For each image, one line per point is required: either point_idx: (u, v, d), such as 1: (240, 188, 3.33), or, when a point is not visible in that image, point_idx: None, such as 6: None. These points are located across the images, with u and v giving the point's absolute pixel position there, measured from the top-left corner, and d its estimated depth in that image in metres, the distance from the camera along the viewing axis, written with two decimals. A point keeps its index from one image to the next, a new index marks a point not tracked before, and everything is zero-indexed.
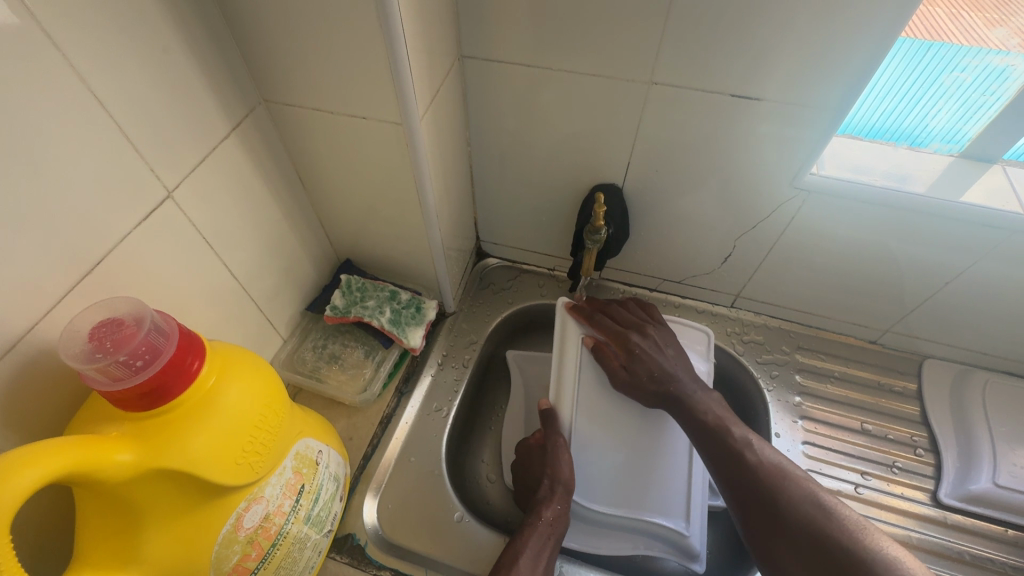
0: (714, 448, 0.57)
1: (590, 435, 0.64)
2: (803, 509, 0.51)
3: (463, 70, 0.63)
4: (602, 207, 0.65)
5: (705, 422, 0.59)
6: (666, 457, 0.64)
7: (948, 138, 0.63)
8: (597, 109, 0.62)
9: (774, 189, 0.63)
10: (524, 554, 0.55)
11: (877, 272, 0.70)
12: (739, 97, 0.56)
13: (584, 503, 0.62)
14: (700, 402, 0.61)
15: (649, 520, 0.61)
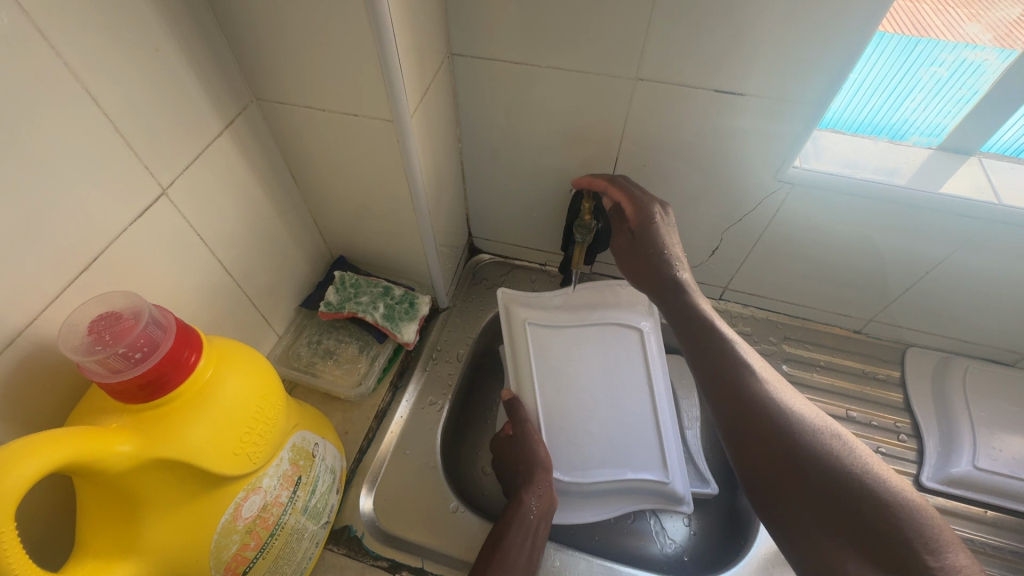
0: (708, 365, 0.52)
1: (557, 410, 0.69)
2: (808, 446, 0.45)
3: (454, 67, 0.64)
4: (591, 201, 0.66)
5: (697, 322, 0.54)
6: (631, 410, 0.69)
7: (928, 133, 0.65)
8: (585, 105, 0.63)
9: (759, 182, 0.65)
10: (510, 533, 0.57)
11: (860, 263, 0.72)
12: (723, 93, 0.57)
13: (564, 476, 0.66)
14: (692, 296, 0.56)
15: (635, 478, 0.66)
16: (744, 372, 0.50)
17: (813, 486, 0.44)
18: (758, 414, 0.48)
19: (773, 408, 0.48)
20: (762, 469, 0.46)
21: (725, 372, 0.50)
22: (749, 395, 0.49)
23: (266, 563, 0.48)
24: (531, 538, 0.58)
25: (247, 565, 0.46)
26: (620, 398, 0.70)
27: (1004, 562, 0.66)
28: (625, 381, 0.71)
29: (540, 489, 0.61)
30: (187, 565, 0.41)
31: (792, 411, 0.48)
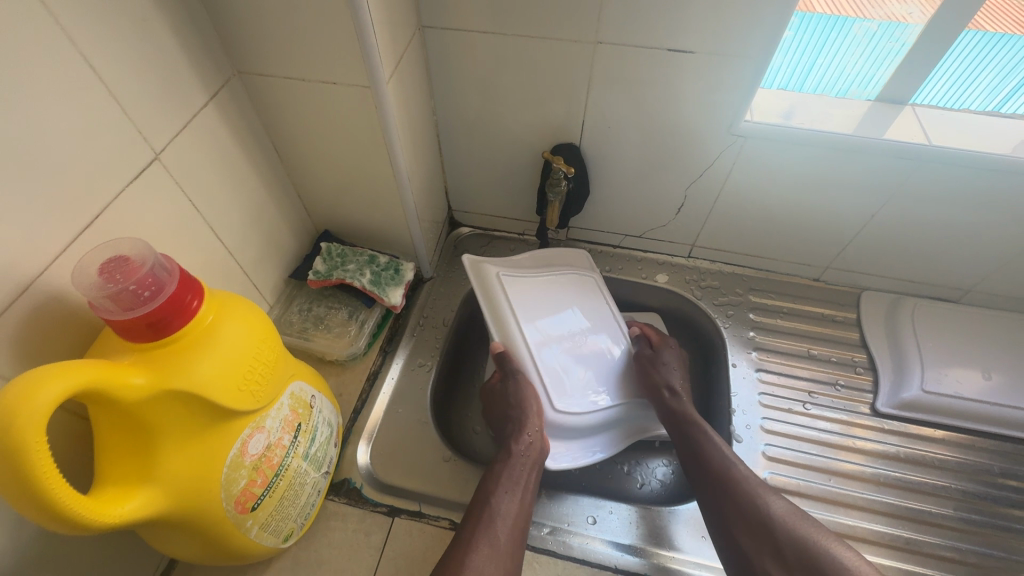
0: (694, 453, 0.64)
1: (551, 358, 0.70)
2: (784, 532, 0.56)
3: (425, 40, 0.67)
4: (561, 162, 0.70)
5: (683, 424, 0.67)
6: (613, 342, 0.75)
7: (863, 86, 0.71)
8: (551, 70, 0.67)
9: (716, 138, 0.70)
10: (496, 490, 0.60)
11: (814, 211, 0.77)
12: (676, 51, 0.62)
13: (570, 417, 0.69)
14: (681, 404, 0.69)
15: (619, 406, 0.72)
16: (720, 458, 0.62)
17: (788, 560, 0.54)
18: (728, 493, 0.60)
19: (753, 496, 0.59)
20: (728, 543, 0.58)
21: (703, 463, 0.63)
22: (720, 475, 0.61)
23: (273, 502, 0.52)
24: (523, 483, 0.62)
25: (256, 501, 0.50)
26: (602, 340, 0.74)
27: (955, 472, 0.72)
28: (591, 326, 0.75)
29: (532, 438, 0.65)
30: (201, 497, 0.44)
31: (768, 501, 0.58)
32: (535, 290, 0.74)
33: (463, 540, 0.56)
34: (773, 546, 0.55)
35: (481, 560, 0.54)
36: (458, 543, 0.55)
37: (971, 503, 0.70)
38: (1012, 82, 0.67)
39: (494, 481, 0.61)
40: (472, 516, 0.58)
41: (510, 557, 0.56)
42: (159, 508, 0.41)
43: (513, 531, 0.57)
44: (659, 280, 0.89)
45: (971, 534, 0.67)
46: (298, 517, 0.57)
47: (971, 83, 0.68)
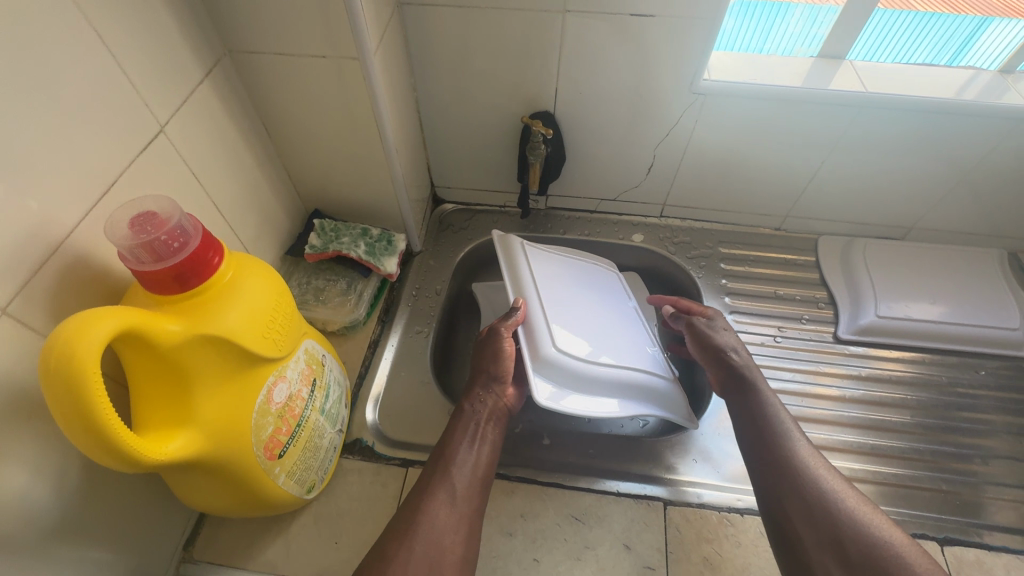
0: (750, 419, 0.63)
1: (563, 313, 0.68)
2: (837, 513, 0.53)
3: (403, 17, 0.70)
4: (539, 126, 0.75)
5: (743, 388, 0.65)
6: (629, 333, 0.73)
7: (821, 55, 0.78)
8: (525, 41, 0.71)
9: (679, 97, 0.76)
10: (455, 442, 0.60)
11: (771, 162, 0.84)
12: (638, 16, 0.67)
13: (579, 363, 0.64)
14: (748, 370, 0.66)
15: (632, 371, 0.67)
16: (787, 445, 0.59)
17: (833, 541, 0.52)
18: (790, 478, 0.57)
19: (809, 474, 0.57)
20: (778, 530, 0.55)
21: (767, 446, 0.60)
22: (783, 462, 0.58)
23: (297, 452, 0.55)
24: (482, 435, 0.62)
25: (283, 448, 0.53)
26: (616, 325, 0.73)
27: (911, 384, 0.80)
28: (616, 312, 0.75)
29: (488, 395, 0.65)
30: (235, 441, 0.47)
31: (826, 482, 0.56)
32: (557, 263, 0.76)
33: (422, 488, 0.56)
34: (832, 537, 0.52)
35: (438, 506, 0.55)
36: (419, 491, 0.56)
37: (925, 410, 0.78)
38: (948, 54, 0.78)
39: (454, 433, 0.61)
40: (432, 465, 0.59)
41: (468, 501, 0.56)
42: (199, 450, 0.44)
43: (470, 478, 0.58)
44: (635, 240, 0.95)
45: (927, 436, 0.75)
46: (319, 471, 0.61)
47: (919, 46, 0.77)
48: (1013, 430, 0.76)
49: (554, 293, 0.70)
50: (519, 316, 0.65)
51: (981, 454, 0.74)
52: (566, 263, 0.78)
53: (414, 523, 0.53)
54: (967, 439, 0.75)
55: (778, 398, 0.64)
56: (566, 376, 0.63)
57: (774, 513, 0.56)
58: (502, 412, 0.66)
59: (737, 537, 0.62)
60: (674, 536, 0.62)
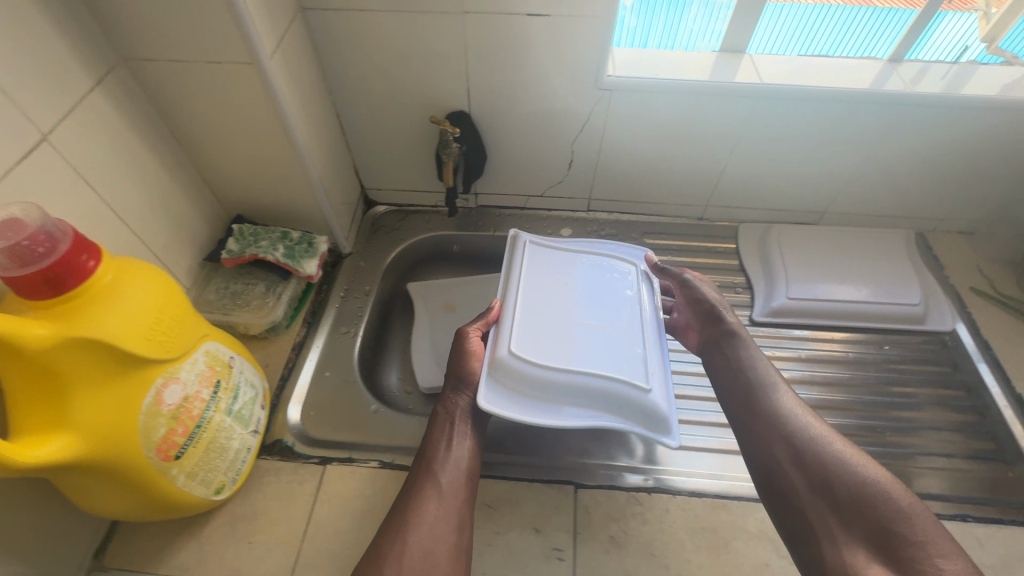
0: (736, 378, 0.66)
1: (535, 312, 0.65)
2: (826, 458, 0.56)
3: (308, 20, 0.71)
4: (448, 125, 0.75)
5: (729, 347, 0.68)
6: (623, 333, 0.65)
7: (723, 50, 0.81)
8: (429, 42, 0.73)
9: (586, 93, 0.78)
10: (438, 441, 0.61)
11: (683, 154, 0.87)
12: (535, 16, 0.69)
13: (536, 367, 0.60)
14: (737, 332, 0.69)
15: (607, 382, 0.60)
16: (773, 400, 0.62)
17: (825, 485, 0.55)
18: (775, 431, 0.60)
19: (795, 425, 0.59)
20: (769, 482, 0.58)
21: (752, 403, 0.63)
22: (771, 416, 0.61)
23: (198, 453, 0.56)
24: (460, 434, 0.62)
25: (179, 449, 0.53)
26: (606, 324, 0.65)
27: (824, 361, 0.83)
28: (617, 315, 0.67)
29: (461, 395, 0.64)
30: (119, 442, 0.47)
31: (813, 432, 0.58)
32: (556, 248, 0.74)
33: (409, 488, 0.58)
34: (822, 481, 0.55)
35: (427, 505, 0.56)
36: (407, 490, 0.58)
37: (837, 385, 0.80)
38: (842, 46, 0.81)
39: (434, 434, 0.62)
40: (418, 466, 0.60)
41: (455, 495, 0.57)
42: (77, 451, 0.45)
43: (452, 477, 0.59)
44: (564, 234, 0.97)
45: (838, 410, 0.78)
46: (229, 472, 0.61)
47: (817, 33, 0.80)
48: (923, 400, 0.78)
49: (534, 286, 0.68)
50: (489, 317, 0.65)
51: (890, 424, 0.76)
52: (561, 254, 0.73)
53: (406, 521, 0.55)
54: (878, 411, 0.78)
55: (764, 358, 0.67)
56: (511, 380, 0.60)
57: (762, 466, 0.59)
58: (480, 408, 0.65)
59: (645, 515, 0.64)
60: (582, 517, 0.63)
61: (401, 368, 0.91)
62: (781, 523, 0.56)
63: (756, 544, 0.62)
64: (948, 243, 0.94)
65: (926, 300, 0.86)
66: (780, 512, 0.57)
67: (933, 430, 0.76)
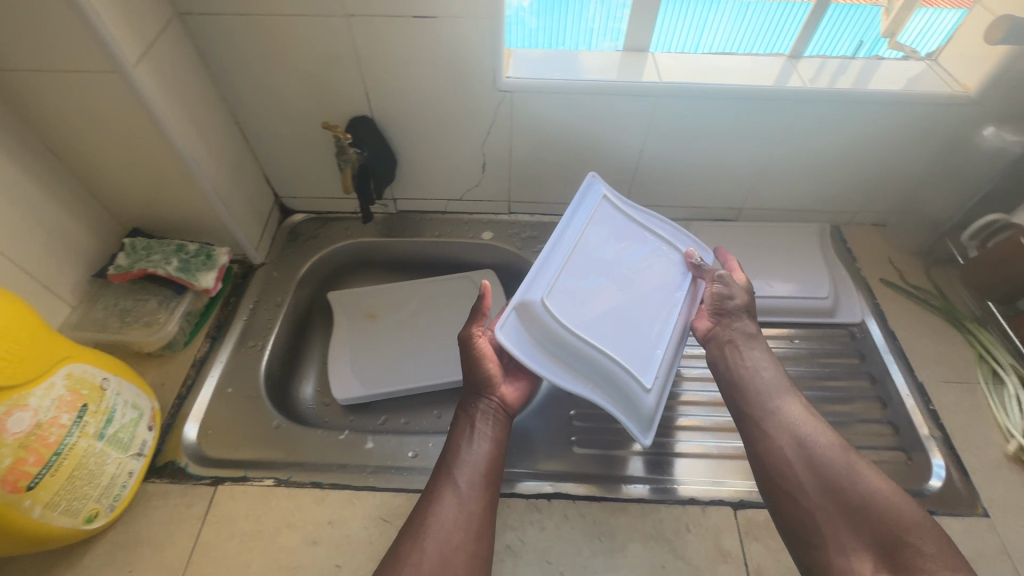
0: (743, 383, 0.68)
1: (573, 281, 0.70)
2: (833, 465, 0.59)
3: (187, 26, 0.69)
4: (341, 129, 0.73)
5: (738, 348, 0.71)
6: (647, 327, 0.71)
7: (671, 47, 0.82)
8: (318, 46, 0.71)
9: (487, 95, 0.77)
10: (459, 442, 0.63)
11: (594, 154, 0.87)
12: (420, 18, 0.68)
13: (559, 330, 0.67)
14: (748, 335, 0.72)
15: (609, 364, 0.67)
16: (780, 406, 0.64)
17: (832, 491, 0.57)
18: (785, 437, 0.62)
19: (804, 432, 0.62)
20: (774, 485, 0.61)
21: (761, 408, 0.65)
22: (778, 422, 0.63)
23: (59, 482, 0.53)
24: (480, 432, 0.64)
25: (33, 480, 0.50)
26: (633, 313, 0.71)
27: None
28: (648, 307, 0.72)
29: (480, 400, 0.68)
30: None
31: (820, 441, 0.61)
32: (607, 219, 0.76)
33: (431, 490, 0.59)
34: (828, 486, 0.58)
35: (445, 506, 0.57)
36: (428, 491, 0.59)
37: None
38: (745, 43, 0.82)
39: (456, 432, 0.64)
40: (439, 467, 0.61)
41: (476, 498, 0.58)
42: None
43: (471, 476, 0.59)
44: (484, 238, 0.97)
45: None
46: (104, 498, 0.59)
47: (764, 31, 0.80)
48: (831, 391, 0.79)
49: (592, 234, 0.74)
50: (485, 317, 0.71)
51: None
52: (619, 225, 0.77)
53: (426, 523, 0.56)
54: None
55: (775, 361, 0.70)
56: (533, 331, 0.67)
57: (770, 471, 0.61)
58: (499, 411, 0.67)
59: (543, 522, 0.63)
60: None
61: (319, 381, 0.89)
62: (782, 523, 0.59)
63: (651, 547, 0.62)
64: (861, 235, 0.95)
65: (835, 292, 0.87)
66: (779, 515, 0.59)
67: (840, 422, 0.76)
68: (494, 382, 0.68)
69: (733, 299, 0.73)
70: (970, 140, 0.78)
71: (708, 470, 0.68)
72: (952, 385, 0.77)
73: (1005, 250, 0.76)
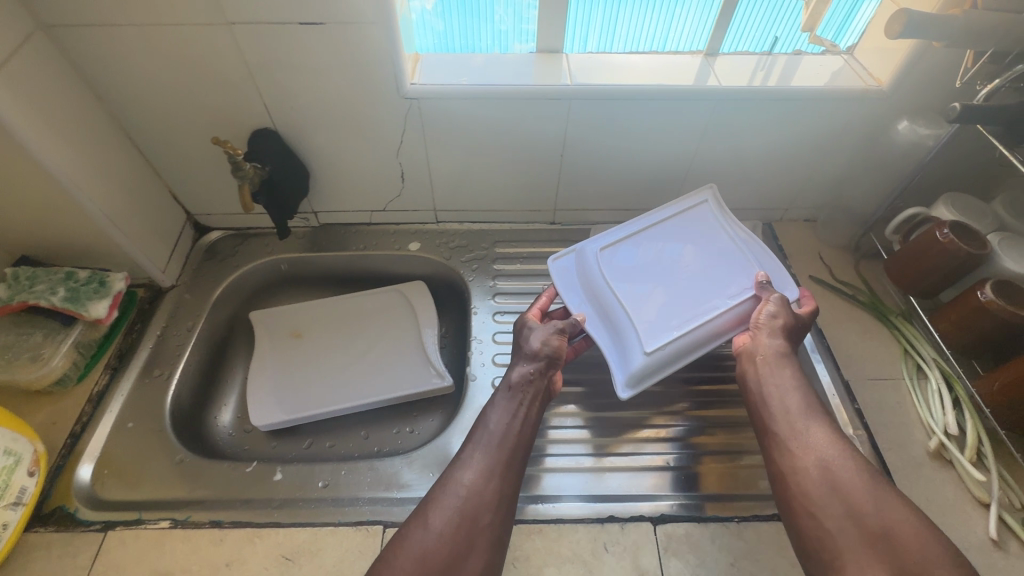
0: (771, 399, 0.67)
1: (636, 249, 0.79)
2: (860, 493, 0.57)
3: (56, 39, 0.64)
4: (232, 144, 0.68)
5: (767, 368, 0.69)
6: (691, 316, 0.73)
7: (639, 45, 0.81)
8: (204, 56, 0.67)
9: (392, 104, 0.74)
10: (495, 408, 0.68)
11: (515, 160, 0.84)
12: (308, 25, 0.64)
13: (604, 279, 0.76)
14: (779, 361, 0.69)
15: (622, 312, 0.73)
16: (809, 426, 0.64)
17: (854, 518, 0.56)
18: (804, 463, 0.61)
19: (833, 455, 0.61)
20: (793, 502, 0.60)
21: (785, 428, 0.65)
22: (805, 442, 0.63)
23: None
24: (522, 412, 0.67)
25: None
26: (681, 296, 0.74)
27: None
28: (702, 302, 0.74)
29: (540, 375, 0.71)
30: None
31: (851, 463, 0.60)
32: (681, 231, 0.80)
33: (461, 457, 0.63)
34: (850, 510, 0.57)
35: (470, 476, 0.61)
36: (458, 455, 0.64)
37: (677, 387, 0.78)
38: (667, 37, 0.80)
39: (497, 400, 0.68)
40: (472, 445, 0.64)
41: (502, 475, 0.62)
42: None
43: (502, 457, 0.63)
44: (411, 248, 0.93)
45: (677, 414, 0.76)
46: None
47: (747, 17, 0.78)
48: None
49: (673, 228, 0.81)
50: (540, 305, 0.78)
51: (724, 424, 0.74)
52: (708, 228, 0.81)
53: (450, 489, 0.60)
54: (716, 411, 0.76)
55: (804, 377, 0.69)
56: (583, 268, 0.79)
57: (791, 488, 0.61)
58: (544, 392, 0.71)
59: None
60: None
61: (239, 407, 0.85)
62: (798, 542, 0.59)
63: (566, 570, 0.60)
64: (793, 231, 0.95)
65: (761, 254, 0.78)
66: (793, 535, 0.59)
67: None
68: (547, 355, 0.72)
69: (774, 321, 0.71)
70: (886, 134, 0.78)
71: (626, 487, 0.68)
72: (877, 382, 0.76)
73: (920, 244, 0.74)
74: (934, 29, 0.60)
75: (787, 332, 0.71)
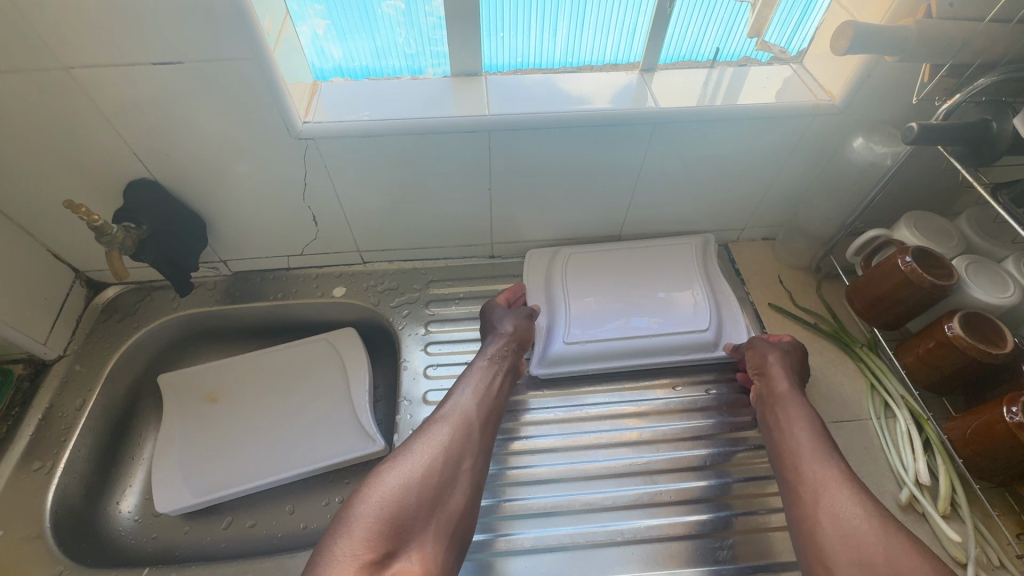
0: (778, 443, 0.62)
1: (593, 260, 0.84)
2: (869, 546, 0.51)
3: None
4: (86, 208, 0.60)
5: (773, 407, 0.65)
6: (628, 321, 0.77)
7: (608, 33, 0.70)
8: (49, 106, 0.57)
9: (284, 146, 0.65)
10: (472, 370, 0.70)
11: (439, 197, 0.75)
12: (163, 64, 0.55)
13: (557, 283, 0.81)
14: (783, 402, 0.65)
15: (559, 305, 0.79)
16: (818, 460, 0.58)
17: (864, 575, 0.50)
18: (812, 532, 0.55)
19: (842, 495, 0.55)
20: (807, 552, 0.54)
21: (799, 475, 0.58)
22: (811, 478, 0.57)
23: None
24: (496, 381, 0.69)
25: None
26: (622, 303, 0.79)
27: (615, 416, 0.72)
28: (649, 321, 0.77)
29: (511, 350, 0.72)
30: None
31: (861, 500, 0.54)
32: (670, 277, 0.81)
33: (440, 411, 0.65)
34: (860, 558, 0.51)
35: (449, 425, 0.63)
36: (436, 411, 0.65)
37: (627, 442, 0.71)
38: (608, 47, 0.71)
39: (472, 368, 0.70)
40: (457, 396, 0.66)
41: (481, 431, 0.64)
42: None
43: (484, 413, 0.65)
44: (335, 295, 0.84)
45: (630, 474, 0.68)
46: None
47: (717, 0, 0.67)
48: (720, 446, 0.70)
49: (648, 265, 0.83)
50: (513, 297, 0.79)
51: (680, 484, 0.67)
52: (688, 271, 0.81)
53: (431, 433, 0.62)
54: (673, 469, 0.68)
55: (816, 416, 0.63)
56: (545, 272, 0.83)
57: (803, 538, 0.55)
58: (516, 369, 0.72)
59: None
60: None
61: (146, 488, 0.76)
62: None
63: None
64: (751, 252, 0.88)
65: (717, 319, 0.78)
66: None
67: (732, 482, 0.67)
68: (515, 335, 0.73)
69: (769, 363, 0.68)
70: (842, 151, 0.71)
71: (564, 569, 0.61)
72: (844, 425, 0.70)
73: (883, 271, 0.68)
74: (881, 43, 0.53)
75: (787, 370, 0.68)
